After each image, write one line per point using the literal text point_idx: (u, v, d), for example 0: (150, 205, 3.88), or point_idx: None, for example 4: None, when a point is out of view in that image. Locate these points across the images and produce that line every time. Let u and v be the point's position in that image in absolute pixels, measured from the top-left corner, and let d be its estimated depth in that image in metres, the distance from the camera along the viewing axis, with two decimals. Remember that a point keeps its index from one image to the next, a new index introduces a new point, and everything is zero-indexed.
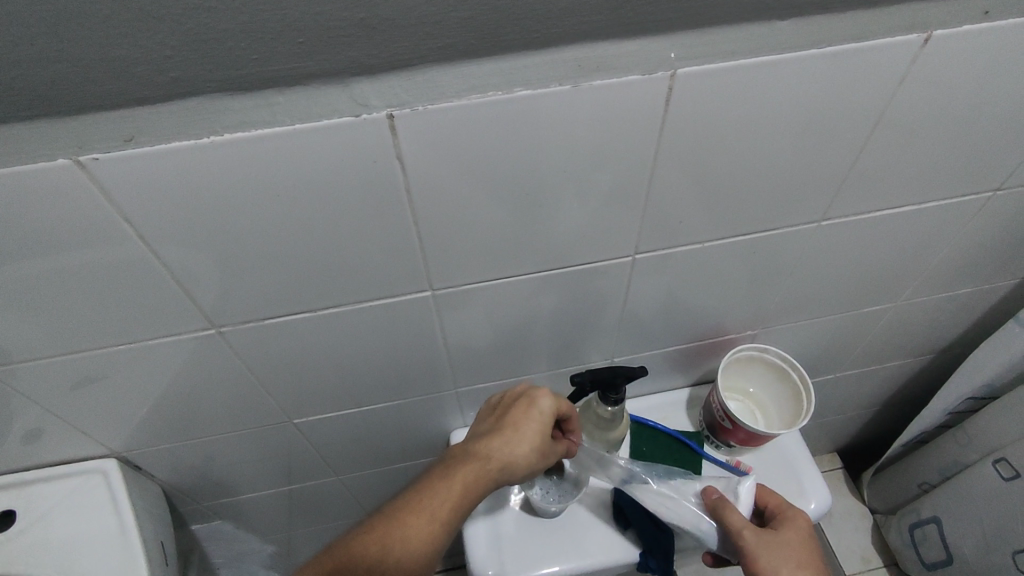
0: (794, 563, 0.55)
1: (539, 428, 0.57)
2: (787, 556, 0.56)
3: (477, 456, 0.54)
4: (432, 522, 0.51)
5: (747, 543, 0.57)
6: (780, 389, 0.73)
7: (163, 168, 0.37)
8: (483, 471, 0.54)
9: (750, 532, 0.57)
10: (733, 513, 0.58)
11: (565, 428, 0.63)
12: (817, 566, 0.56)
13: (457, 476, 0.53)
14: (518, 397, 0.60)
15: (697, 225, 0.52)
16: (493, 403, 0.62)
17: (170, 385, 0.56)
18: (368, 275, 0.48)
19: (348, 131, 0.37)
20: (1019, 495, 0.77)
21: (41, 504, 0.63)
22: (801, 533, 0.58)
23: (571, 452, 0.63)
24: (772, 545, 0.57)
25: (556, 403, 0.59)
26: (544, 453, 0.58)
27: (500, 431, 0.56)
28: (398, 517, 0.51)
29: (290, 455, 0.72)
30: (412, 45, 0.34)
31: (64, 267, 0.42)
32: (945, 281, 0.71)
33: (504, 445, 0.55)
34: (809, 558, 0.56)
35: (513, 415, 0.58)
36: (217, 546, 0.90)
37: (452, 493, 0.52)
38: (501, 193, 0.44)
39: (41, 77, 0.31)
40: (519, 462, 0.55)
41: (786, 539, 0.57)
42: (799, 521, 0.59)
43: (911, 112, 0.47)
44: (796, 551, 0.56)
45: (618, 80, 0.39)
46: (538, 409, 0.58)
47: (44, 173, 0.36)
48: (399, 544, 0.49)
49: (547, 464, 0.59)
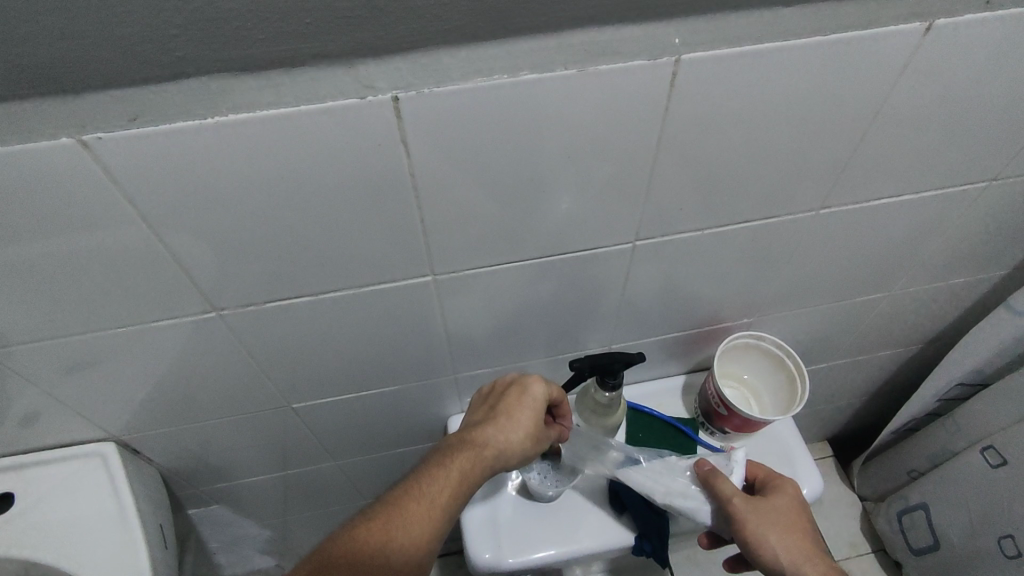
0: (782, 527, 0.58)
1: (533, 415, 0.58)
2: (775, 522, 0.58)
3: (473, 443, 0.55)
4: (432, 507, 0.51)
5: (736, 509, 0.59)
6: (775, 376, 0.74)
7: (166, 148, 0.37)
8: (479, 458, 0.55)
9: (739, 499, 0.59)
10: (724, 482, 0.60)
11: (555, 413, 0.64)
12: (803, 529, 0.59)
13: (455, 463, 0.54)
14: (510, 385, 0.60)
15: (698, 212, 0.52)
16: (485, 392, 0.62)
17: (169, 368, 0.56)
18: (370, 259, 0.48)
19: (353, 114, 0.37)
20: (1005, 481, 0.78)
21: (39, 487, 0.63)
22: (789, 498, 0.60)
23: (561, 437, 0.64)
24: (761, 510, 0.59)
25: (548, 389, 0.60)
26: (538, 438, 0.59)
27: (494, 418, 0.57)
28: (398, 505, 0.51)
29: (288, 440, 0.72)
30: (418, 27, 0.34)
31: (64, 247, 0.42)
32: (938, 271, 0.72)
33: (499, 432, 0.56)
34: (797, 522, 0.59)
35: (507, 402, 0.58)
36: (213, 530, 0.90)
37: (451, 479, 0.53)
38: (505, 177, 0.44)
39: (44, 54, 0.30)
40: (513, 448, 0.56)
41: (775, 504, 0.59)
42: (787, 488, 0.61)
43: (911, 102, 0.47)
44: (783, 515, 0.59)
45: (623, 66, 0.39)
46: (530, 396, 0.59)
47: (46, 152, 0.35)
48: (401, 530, 0.50)
49: (539, 450, 0.60)
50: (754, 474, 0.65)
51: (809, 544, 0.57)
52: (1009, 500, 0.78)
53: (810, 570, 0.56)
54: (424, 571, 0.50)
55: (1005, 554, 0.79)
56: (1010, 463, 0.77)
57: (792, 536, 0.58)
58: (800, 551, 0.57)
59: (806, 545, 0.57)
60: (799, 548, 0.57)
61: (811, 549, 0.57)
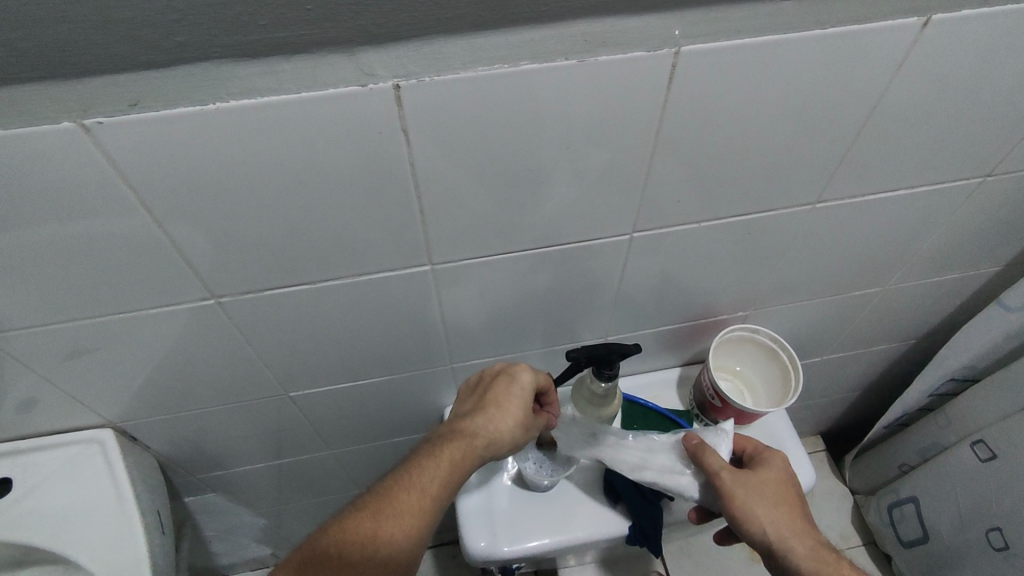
0: (769, 501, 0.57)
1: (522, 404, 0.58)
2: (763, 495, 0.57)
3: (462, 434, 0.56)
4: (423, 497, 0.52)
5: (723, 482, 0.58)
6: (769, 368, 0.74)
7: (166, 133, 0.37)
8: (469, 449, 0.55)
9: (726, 472, 0.58)
10: (712, 455, 0.59)
11: (542, 401, 0.64)
12: (790, 502, 0.57)
13: (445, 452, 0.54)
14: (497, 374, 0.61)
15: (695, 204, 0.53)
16: (472, 383, 0.63)
17: (168, 355, 0.56)
18: (370, 248, 0.49)
19: (353, 101, 0.37)
20: (994, 475, 0.79)
21: (37, 472, 0.64)
22: (777, 471, 0.59)
23: (550, 425, 0.64)
24: (748, 483, 0.58)
25: (535, 377, 0.60)
26: (527, 427, 0.59)
27: (484, 408, 0.58)
28: (389, 496, 0.51)
29: (285, 428, 0.72)
30: (419, 15, 0.34)
31: (64, 232, 0.42)
32: (932, 266, 0.73)
33: (488, 421, 0.57)
34: (785, 495, 0.58)
35: (496, 392, 0.59)
36: (209, 518, 0.91)
37: (441, 470, 0.53)
38: (504, 167, 0.44)
39: (47, 37, 0.30)
40: (503, 438, 0.57)
41: (762, 478, 0.58)
42: (775, 461, 0.60)
43: (907, 97, 0.47)
44: (771, 489, 0.58)
45: (622, 57, 0.39)
46: (518, 384, 0.59)
47: (47, 136, 0.36)
48: (391, 520, 0.50)
49: (529, 438, 0.61)
50: (743, 450, 0.64)
51: (796, 518, 0.56)
52: (997, 493, 0.79)
53: (796, 544, 0.55)
54: (416, 559, 0.51)
55: (993, 546, 0.80)
56: (1000, 457, 0.78)
57: (779, 510, 0.56)
58: (786, 525, 0.56)
59: (793, 519, 0.56)
60: (785, 522, 0.56)
61: (798, 522, 0.56)
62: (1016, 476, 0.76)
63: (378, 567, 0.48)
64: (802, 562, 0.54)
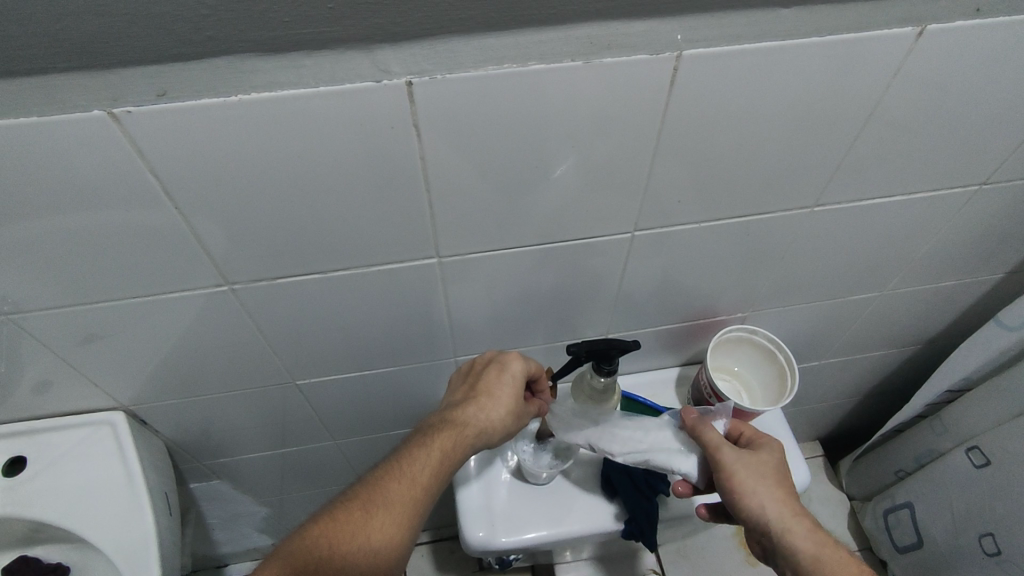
0: (769, 480, 0.58)
1: (512, 393, 0.60)
2: (762, 473, 0.58)
3: (455, 423, 0.57)
4: (414, 486, 0.53)
5: (725, 458, 0.59)
6: (767, 368, 0.75)
7: (191, 123, 0.39)
8: (461, 437, 0.57)
9: (727, 449, 0.59)
10: (712, 431, 0.61)
11: (534, 389, 0.66)
12: (788, 483, 0.58)
13: (437, 442, 0.56)
14: (488, 363, 0.62)
15: (695, 206, 0.54)
16: (464, 371, 0.64)
17: (179, 341, 0.58)
18: (378, 240, 0.50)
19: (369, 95, 0.39)
20: (988, 481, 0.81)
21: (51, 451, 0.66)
22: (776, 453, 0.60)
23: (541, 412, 0.66)
24: (748, 462, 0.58)
25: (526, 365, 0.62)
26: (517, 414, 0.61)
27: (475, 398, 0.59)
28: (381, 484, 0.53)
29: (289, 417, 0.74)
30: (434, 14, 0.36)
31: (87, 218, 0.44)
32: (930, 273, 0.74)
33: (480, 411, 0.58)
34: (783, 476, 0.59)
35: (486, 381, 0.60)
36: (211, 504, 0.92)
37: (432, 459, 0.55)
38: (508, 166, 0.46)
39: (85, 30, 0.33)
40: (495, 426, 0.58)
41: (761, 457, 0.59)
42: (774, 443, 0.61)
43: (901, 107, 0.49)
44: (770, 469, 0.59)
45: (624, 59, 0.40)
46: (509, 373, 0.61)
47: (79, 123, 0.37)
48: (382, 509, 0.52)
49: (520, 426, 0.63)
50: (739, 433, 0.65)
51: (794, 499, 0.58)
52: (992, 498, 0.80)
53: (793, 523, 0.56)
54: (408, 548, 0.53)
55: (986, 551, 0.81)
56: (993, 464, 0.80)
57: (778, 490, 0.57)
58: (784, 504, 0.56)
59: (791, 499, 0.57)
60: (784, 502, 0.57)
61: (795, 504, 0.57)
62: (1009, 482, 0.77)
63: (369, 557, 0.49)
64: (798, 542, 0.55)
